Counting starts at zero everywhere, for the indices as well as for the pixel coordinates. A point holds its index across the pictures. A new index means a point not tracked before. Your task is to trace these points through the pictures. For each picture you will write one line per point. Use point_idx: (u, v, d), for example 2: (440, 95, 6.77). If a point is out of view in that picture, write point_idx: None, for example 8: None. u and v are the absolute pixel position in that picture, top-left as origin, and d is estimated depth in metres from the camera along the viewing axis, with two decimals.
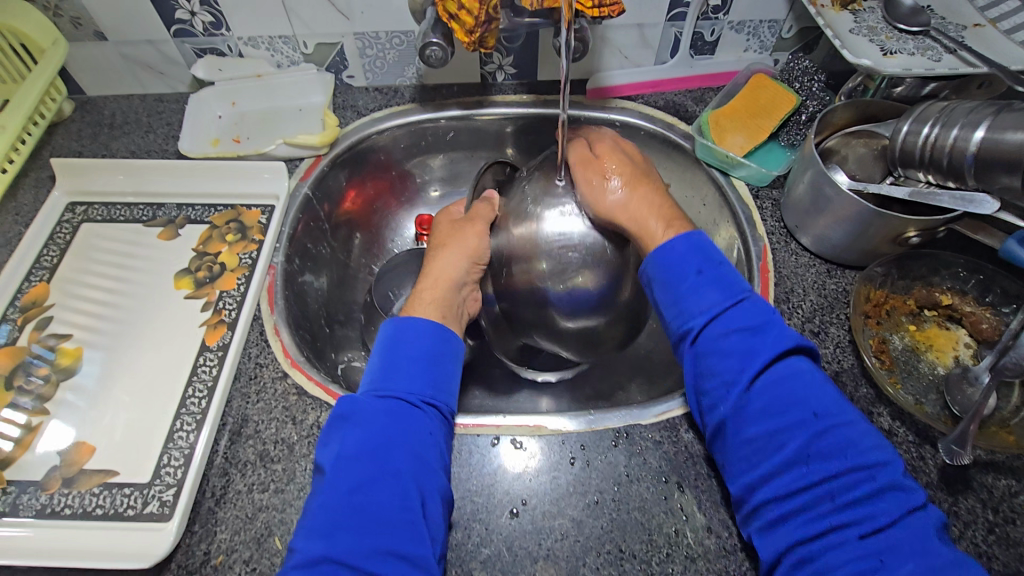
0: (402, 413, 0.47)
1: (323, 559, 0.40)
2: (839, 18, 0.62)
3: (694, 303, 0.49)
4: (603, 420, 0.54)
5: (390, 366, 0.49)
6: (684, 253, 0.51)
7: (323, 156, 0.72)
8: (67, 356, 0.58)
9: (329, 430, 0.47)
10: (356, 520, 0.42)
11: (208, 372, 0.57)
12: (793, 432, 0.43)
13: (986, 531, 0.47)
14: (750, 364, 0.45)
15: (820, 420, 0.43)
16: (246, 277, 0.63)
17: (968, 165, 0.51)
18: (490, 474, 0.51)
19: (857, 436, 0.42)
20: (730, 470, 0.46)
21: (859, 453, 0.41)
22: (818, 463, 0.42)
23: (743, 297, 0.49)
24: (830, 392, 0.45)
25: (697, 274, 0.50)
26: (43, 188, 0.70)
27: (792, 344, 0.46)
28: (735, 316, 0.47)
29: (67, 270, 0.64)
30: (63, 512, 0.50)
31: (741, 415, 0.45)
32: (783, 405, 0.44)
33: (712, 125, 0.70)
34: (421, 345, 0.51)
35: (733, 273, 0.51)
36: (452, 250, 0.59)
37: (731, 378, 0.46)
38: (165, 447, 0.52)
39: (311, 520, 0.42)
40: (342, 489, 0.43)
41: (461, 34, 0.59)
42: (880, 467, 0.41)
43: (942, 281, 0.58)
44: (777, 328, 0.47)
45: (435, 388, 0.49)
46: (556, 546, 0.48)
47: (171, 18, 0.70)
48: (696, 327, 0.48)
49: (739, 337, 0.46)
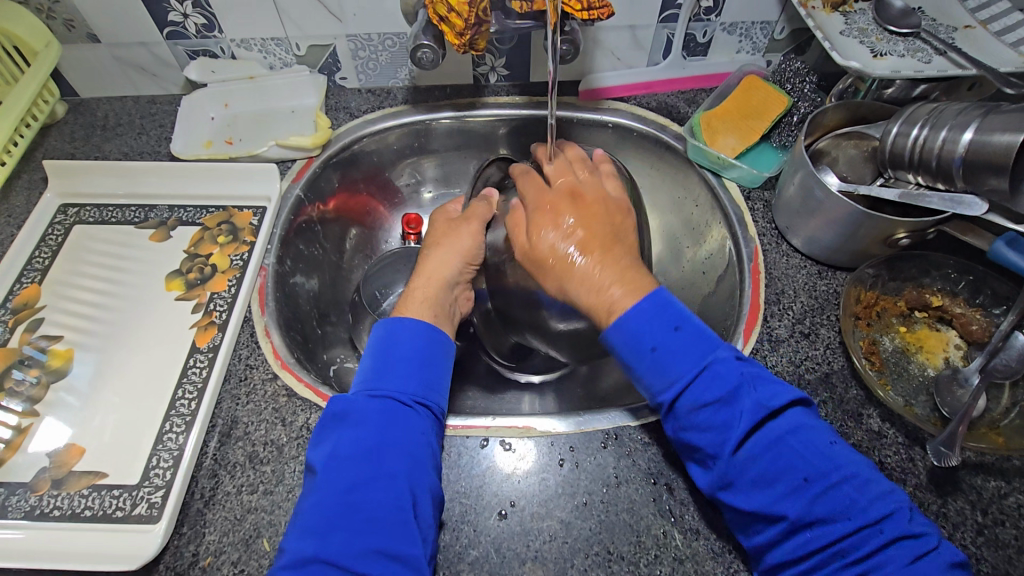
0: (395, 413, 0.47)
1: (314, 559, 0.40)
2: (829, 19, 0.62)
3: (664, 381, 0.45)
4: (592, 421, 0.54)
5: (383, 365, 0.50)
6: (641, 323, 0.46)
7: (315, 157, 0.73)
8: (58, 358, 0.58)
9: (322, 430, 0.47)
10: (348, 520, 0.42)
11: (199, 374, 0.57)
12: (788, 501, 0.41)
13: (974, 533, 0.47)
14: (729, 440, 0.43)
15: (812, 484, 0.41)
16: (237, 279, 0.63)
17: (956, 167, 0.51)
18: (479, 476, 0.51)
19: (857, 492, 0.41)
20: (737, 525, 0.45)
21: (861, 512, 0.40)
22: (821, 524, 0.40)
23: (712, 358, 0.45)
24: (818, 443, 0.43)
25: (654, 349, 0.46)
26: (35, 189, 0.70)
27: (768, 408, 0.43)
28: (709, 383, 0.44)
29: (58, 272, 0.64)
30: (52, 514, 0.50)
31: (732, 488, 0.43)
32: (773, 475, 0.42)
33: (704, 127, 0.70)
34: (414, 344, 0.51)
35: (701, 327, 0.47)
36: (446, 251, 0.60)
37: (715, 449, 0.43)
38: (155, 449, 0.52)
39: (303, 519, 0.42)
40: (335, 489, 0.43)
41: (451, 36, 0.59)
42: (885, 521, 0.40)
43: (933, 282, 0.58)
44: (749, 392, 0.44)
45: (428, 389, 0.50)
46: (545, 548, 0.48)
47: (163, 20, 0.70)
48: (672, 404, 0.45)
49: (715, 411, 0.43)
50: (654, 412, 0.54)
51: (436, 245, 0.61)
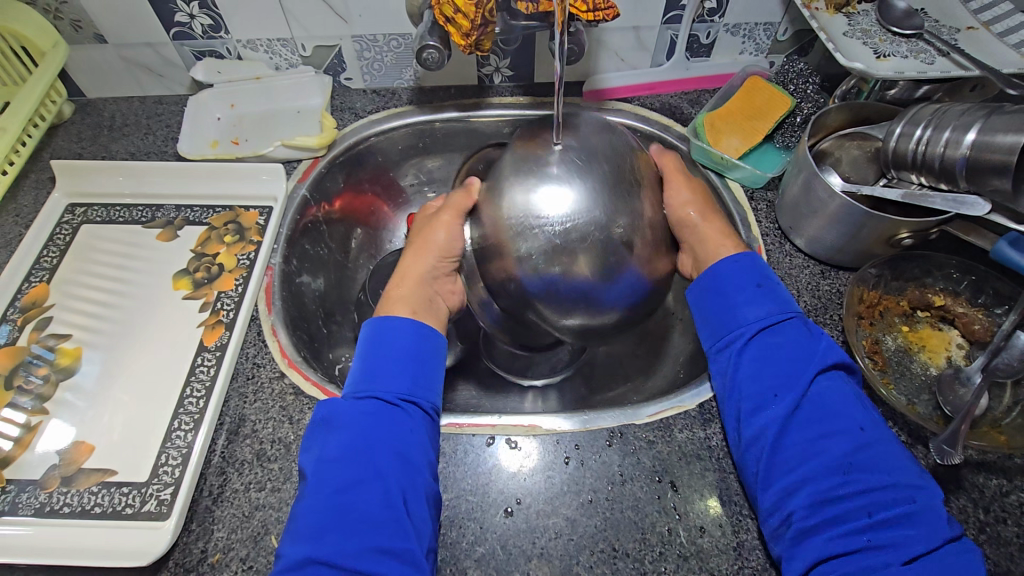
0: (381, 413, 0.47)
1: (309, 561, 0.41)
2: (833, 21, 0.63)
3: (750, 312, 0.52)
4: (597, 419, 0.55)
5: (367, 367, 0.50)
6: (745, 266, 0.54)
7: (320, 158, 0.73)
8: (67, 356, 0.59)
9: (311, 435, 0.48)
10: (340, 521, 0.42)
11: (206, 372, 0.57)
12: (840, 441, 0.45)
13: (977, 531, 0.48)
14: (802, 373, 0.48)
15: (864, 434, 0.45)
16: (244, 278, 0.64)
17: (960, 169, 0.52)
18: (485, 473, 0.52)
19: (899, 455, 0.45)
20: (762, 478, 0.46)
21: (899, 472, 0.44)
22: (860, 473, 0.43)
23: (795, 313, 0.52)
24: (874, 412, 0.48)
25: (756, 287, 0.53)
26: (43, 189, 0.71)
27: (840, 363, 0.49)
28: (788, 326, 0.51)
29: (67, 271, 0.65)
30: (62, 511, 0.50)
31: (788, 423, 0.47)
32: (832, 415, 0.46)
33: (708, 127, 0.70)
34: (400, 344, 0.51)
35: (787, 293, 0.54)
36: (423, 247, 0.59)
37: (788, 381, 0.48)
38: (163, 447, 0.53)
39: (297, 524, 0.43)
40: (326, 492, 0.44)
41: (457, 38, 0.59)
42: (917, 489, 0.43)
43: (935, 281, 0.59)
44: (826, 345, 0.50)
45: (415, 386, 0.50)
46: (550, 545, 0.48)
47: (170, 21, 0.70)
48: (755, 332, 0.51)
49: (794, 348, 0.49)
50: (657, 411, 0.55)
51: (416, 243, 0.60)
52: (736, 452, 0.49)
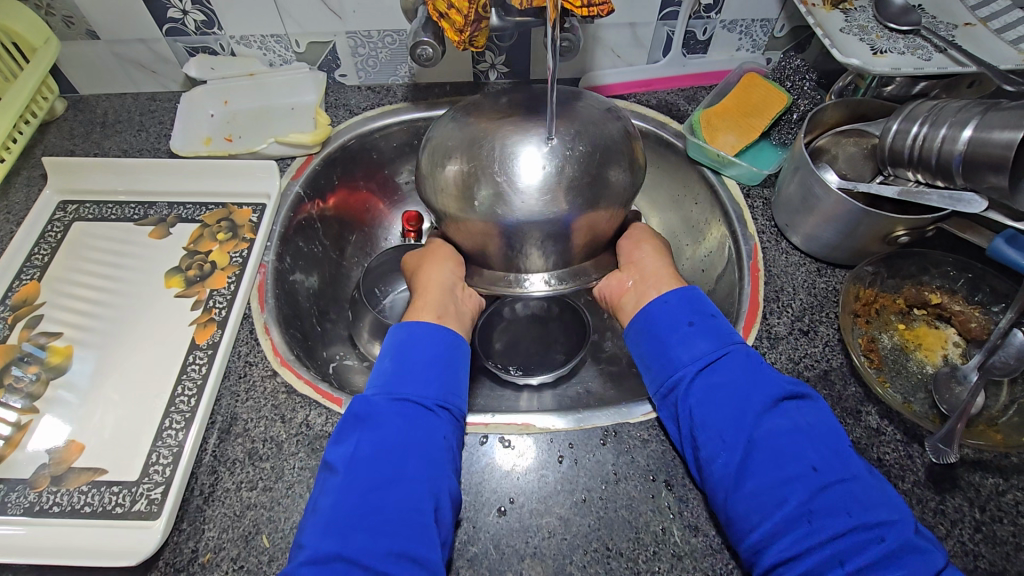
0: (418, 417, 0.47)
1: (337, 557, 0.40)
2: (829, 17, 0.62)
3: (684, 353, 0.51)
4: (592, 418, 0.54)
5: (403, 370, 0.49)
6: (677, 306, 0.53)
7: (314, 155, 0.73)
8: (57, 355, 0.58)
9: (343, 428, 0.47)
10: (369, 520, 0.42)
11: (198, 370, 0.57)
12: (794, 485, 0.42)
13: (972, 530, 0.47)
14: (744, 412, 0.46)
15: (821, 474, 0.42)
16: (236, 276, 0.63)
17: (956, 166, 0.52)
18: (478, 472, 0.51)
19: (865, 491, 0.42)
20: (736, 529, 0.44)
21: (866, 510, 0.41)
22: (823, 518, 0.41)
23: (733, 346, 0.50)
24: (835, 445, 0.44)
25: (688, 325, 0.52)
26: (35, 186, 0.70)
27: (785, 393, 0.47)
28: (724, 363, 0.49)
29: (57, 269, 0.64)
30: (52, 510, 0.50)
31: (742, 470, 0.44)
32: (780, 456, 0.43)
33: (704, 124, 0.70)
34: (436, 350, 0.51)
35: (725, 323, 0.53)
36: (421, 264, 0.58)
37: (731, 423, 0.46)
38: (154, 446, 0.53)
39: (323, 518, 0.42)
40: (357, 490, 0.43)
41: (451, 33, 0.59)
42: (888, 528, 0.40)
43: (932, 280, 0.58)
44: (768, 376, 0.48)
45: (448, 394, 0.50)
46: (544, 544, 0.48)
47: (163, 17, 0.70)
48: (692, 374, 0.49)
49: (730, 386, 0.47)
50: (653, 409, 0.54)
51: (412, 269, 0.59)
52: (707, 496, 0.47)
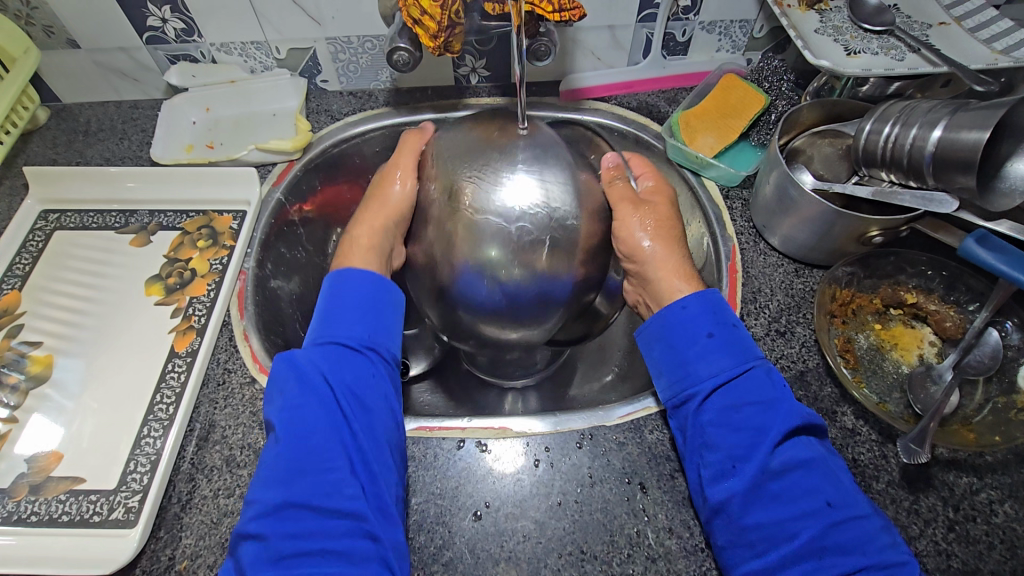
0: (344, 357, 0.51)
1: (285, 504, 0.44)
2: (804, 18, 0.62)
3: (703, 368, 0.49)
4: (568, 422, 0.55)
5: (331, 319, 0.53)
6: (696, 313, 0.51)
7: (295, 161, 0.73)
8: (38, 364, 0.59)
9: (272, 389, 0.50)
10: (309, 463, 0.46)
11: (177, 378, 0.57)
12: (807, 520, 0.42)
13: (946, 529, 0.48)
14: (761, 443, 0.45)
15: (836, 510, 0.43)
16: (216, 283, 0.64)
17: (927, 165, 0.52)
18: (454, 477, 0.51)
19: (874, 531, 0.42)
20: (732, 554, 0.45)
21: (877, 549, 0.41)
22: (834, 557, 0.41)
23: (757, 363, 0.49)
24: (846, 480, 0.45)
25: (708, 336, 0.50)
26: (16, 196, 0.70)
27: (804, 419, 0.46)
28: (744, 382, 0.48)
29: (39, 278, 0.65)
30: (29, 519, 0.50)
31: (751, 497, 0.44)
32: (797, 492, 0.43)
33: (683, 126, 0.70)
34: (358, 296, 0.55)
35: (746, 336, 0.51)
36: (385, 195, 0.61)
37: (744, 450, 0.46)
38: (132, 454, 0.53)
39: (268, 471, 0.46)
40: (295, 439, 0.47)
41: (425, 39, 0.59)
42: (896, 568, 0.41)
43: (908, 279, 0.59)
44: (788, 403, 0.47)
45: (377, 334, 0.53)
46: (519, 548, 0.48)
47: (142, 25, 0.70)
48: (706, 392, 0.48)
49: (751, 412, 0.47)
50: (629, 412, 0.55)
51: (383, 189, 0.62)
52: (704, 519, 0.47)
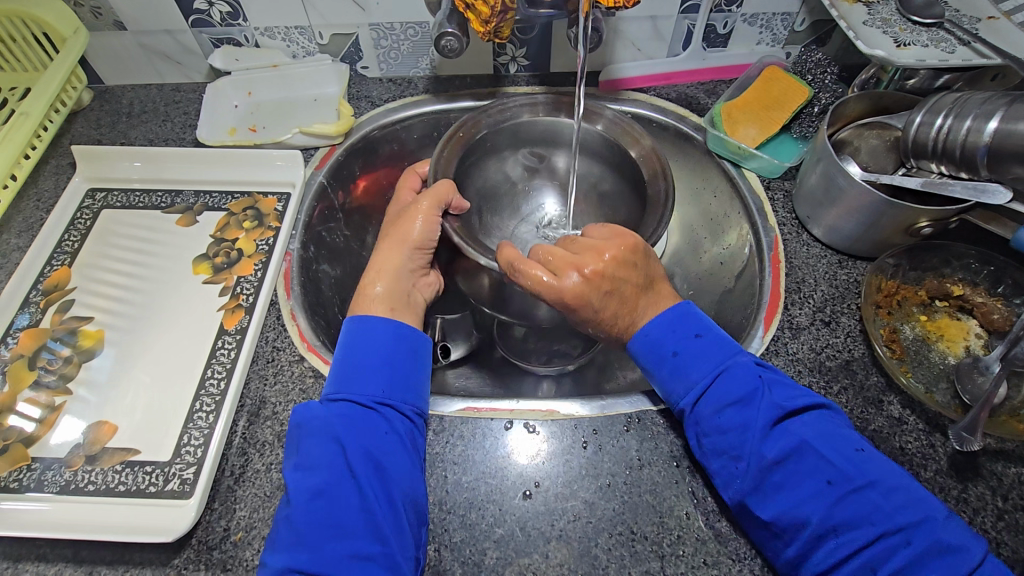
0: (354, 416, 0.48)
1: (288, 568, 0.42)
2: (852, 10, 0.62)
3: (679, 385, 0.49)
4: (615, 405, 0.55)
5: (343, 372, 0.50)
6: (661, 333, 0.51)
7: (337, 145, 0.74)
8: (88, 338, 0.59)
9: (289, 442, 0.49)
10: (318, 528, 0.43)
11: (227, 354, 0.58)
12: (813, 504, 0.43)
13: (995, 518, 0.48)
14: (749, 440, 0.45)
15: (836, 487, 0.43)
16: (263, 263, 0.64)
17: (980, 157, 0.52)
18: (502, 457, 0.52)
19: (882, 498, 0.42)
20: (770, 546, 0.45)
21: (886, 516, 0.41)
22: (850, 531, 0.41)
23: (731, 362, 0.49)
24: (845, 450, 0.44)
25: (675, 353, 0.50)
26: (64, 174, 0.71)
27: (784, 407, 0.46)
28: (719, 388, 0.48)
29: (88, 255, 0.65)
30: (87, 488, 0.51)
31: (759, 494, 0.44)
32: (798, 478, 0.44)
33: (725, 117, 0.70)
34: (376, 347, 0.52)
35: (715, 338, 0.51)
36: (393, 232, 0.60)
37: (734, 449, 0.46)
38: (185, 428, 0.54)
39: (281, 532, 0.44)
40: (304, 497, 0.45)
41: (476, 24, 0.59)
42: (912, 529, 0.41)
43: (953, 272, 0.59)
44: (763, 395, 0.47)
45: (388, 388, 0.50)
46: (569, 527, 0.48)
47: (189, 8, 0.70)
48: (690, 408, 0.48)
49: (732, 413, 0.47)
50: None
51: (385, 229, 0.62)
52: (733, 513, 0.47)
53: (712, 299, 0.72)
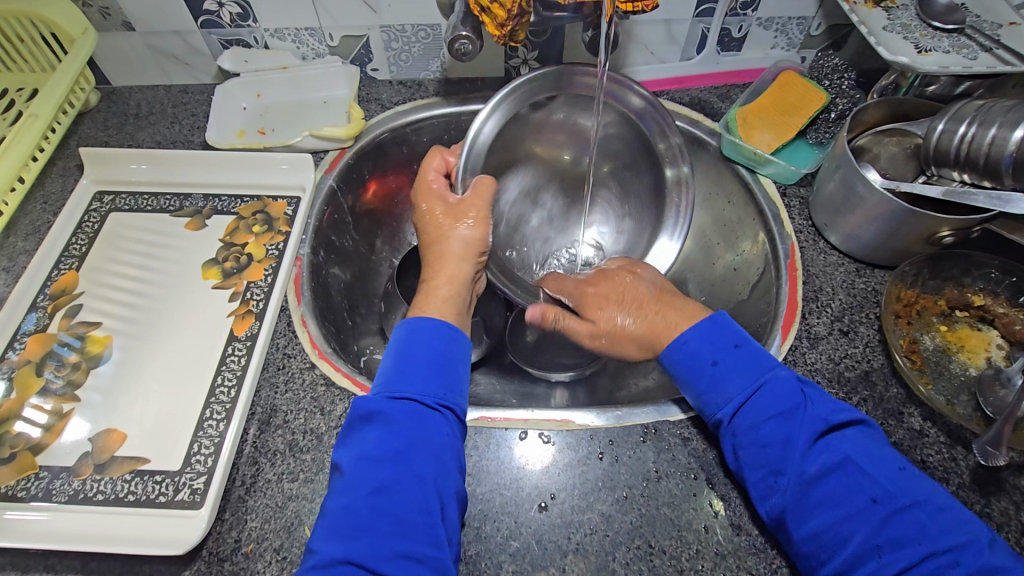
0: (419, 415, 0.45)
1: (343, 561, 0.39)
2: (872, 15, 0.61)
3: (717, 397, 0.48)
4: (630, 416, 0.54)
5: (407, 365, 0.47)
6: (699, 343, 0.51)
7: (347, 148, 0.73)
8: (96, 344, 0.59)
9: (348, 430, 0.46)
10: (375, 523, 0.41)
11: (237, 362, 0.57)
12: (854, 521, 0.41)
13: (1018, 533, 0.47)
14: (790, 454, 0.44)
15: (880, 505, 0.41)
16: (273, 268, 0.64)
17: (1005, 166, 0.51)
18: (517, 469, 0.51)
19: (931, 518, 0.40)
20: (806, 564, 0.44)
21: (935, 538, 0.39)
22: (892, 552, 0.40)
23: (771, 375, 0.48)
24: (889, 468, 0.43)
25: (714, 364, 0.49)
26: (71, 177, 0.71)
27: (829, 421, 0.45)
28: (760, 400, 0.47)
29: (95, 259, 0.65)
30: (96, 498, 0.50)
31: (797, 508, 0.43)
32: (838, 495, 0.42)
33: (740, 123, 0.70)
34: (440, 346, 0.49)
35: (756, 350, 0.50)
36: (453, 243, 0.57)
37: (775, 466, 0.44)
38: (195, 436, 0.53)
39: (332, 520, 0.41)
40: (363, 491, 0.42)
41: (492, 27, 0.58)
42: (962, 551, 0.38)
43: (974, 281, 0.58)
44: (805, 410, 0.46)
45: (452, 391, 0.48)
46: (586, 540, 0.48)
47: (198, 9, 0.69)
48: (729, 421, 0.48)
49: (772, 426, 0.45)
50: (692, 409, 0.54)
51: (438, 240, 0.57)
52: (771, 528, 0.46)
53: (726, 306, 0.71)
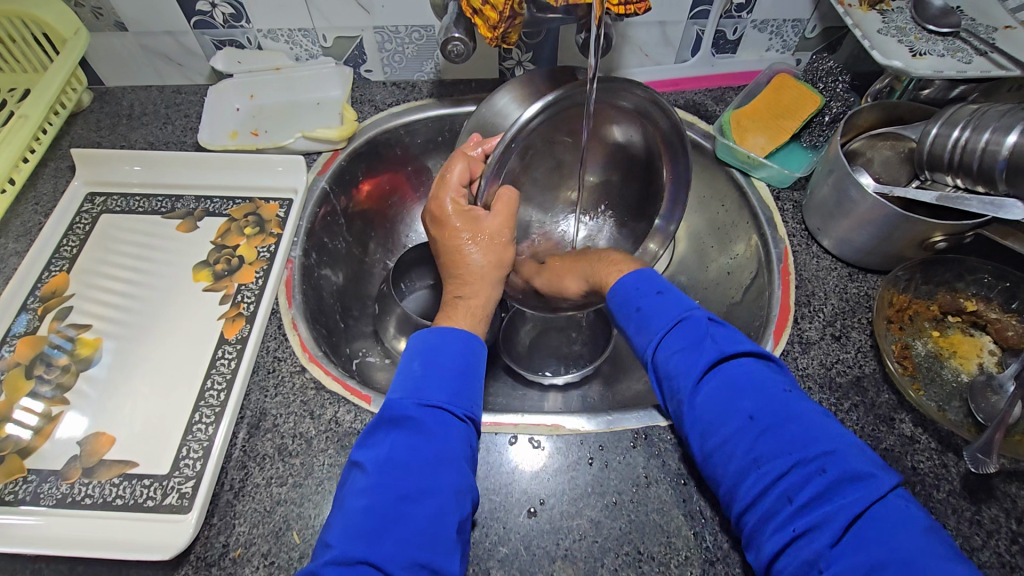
0: (449, 426, 0.45)
1: (363, 561, 0.38)
2: (866, 18, 0.61)
3: (637, 339, 0.49)
4: (621, 421, 0.54)
5: (438, 374, 0.47)
6: (626, 292, 0.51)
7: (340, 150, 0.72)
8: (86, 346, 0.58)
9: (373, 432, 0.45)
10: (399, 528, 0.39)
11: (227, 364, 0.57)
12: (735, 439, 0.41)
13: (1009, 541, 0.47)
14: (687, 381, 0.44)
15: (758, 422, 0.41)
16: (264, 270, 0.63)
17: (999, 171, 0.51)
18: (507, 473, 0.51)
19: (803, 431, 0.40)
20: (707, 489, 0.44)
21: (802, 448, 0.39)
22: (769, 462, 0.39)
23: (685, 315, 0.47)
24: (777, 391, 0.42)
25: (636, 309, 0.50)
26: (63, 178, 0.70)
27: (729, 349, 0.45)
28: (670, 335, 0.47)
29: (86, 261, 0.64)
30: (83, 502, 0.50)
31: (693, 432, 0.44)
32: (721, 415, 0.42)
33: (734, 125, 0.69)
34: (471, 359, 0.49)
35: (678, 295, 0.50)
36: (477, 268, 0.55)
37: (676, 394, 0.45)
38: (184, 440, 0.53)
39: (353, 519, 0.40)
40: (389, 495, 0.41)
41: (484, 29, 0.58)
42: (827, 458, 0.38)
43: (967, 287, 0.58)
44: (709, 340, 0.45)
45: (478, 405, 0.48)
46: (575, 546, 0.48)
47: (191, 10, 0.69)
48: (649, 357, 0.47)
49: (677, 356, 0.45)
50: None
51: (461, 264, 0.55)
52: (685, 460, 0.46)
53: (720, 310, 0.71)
